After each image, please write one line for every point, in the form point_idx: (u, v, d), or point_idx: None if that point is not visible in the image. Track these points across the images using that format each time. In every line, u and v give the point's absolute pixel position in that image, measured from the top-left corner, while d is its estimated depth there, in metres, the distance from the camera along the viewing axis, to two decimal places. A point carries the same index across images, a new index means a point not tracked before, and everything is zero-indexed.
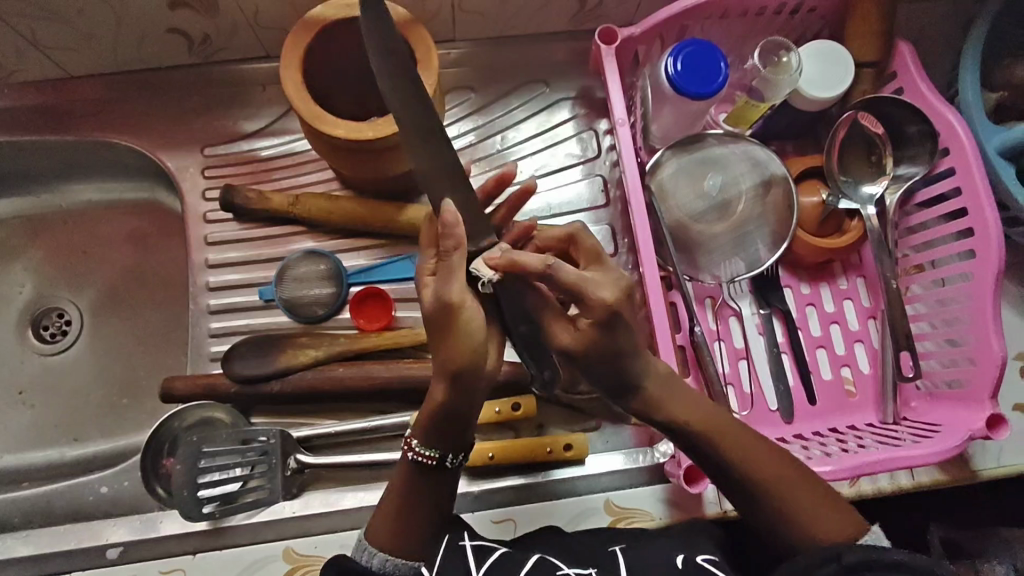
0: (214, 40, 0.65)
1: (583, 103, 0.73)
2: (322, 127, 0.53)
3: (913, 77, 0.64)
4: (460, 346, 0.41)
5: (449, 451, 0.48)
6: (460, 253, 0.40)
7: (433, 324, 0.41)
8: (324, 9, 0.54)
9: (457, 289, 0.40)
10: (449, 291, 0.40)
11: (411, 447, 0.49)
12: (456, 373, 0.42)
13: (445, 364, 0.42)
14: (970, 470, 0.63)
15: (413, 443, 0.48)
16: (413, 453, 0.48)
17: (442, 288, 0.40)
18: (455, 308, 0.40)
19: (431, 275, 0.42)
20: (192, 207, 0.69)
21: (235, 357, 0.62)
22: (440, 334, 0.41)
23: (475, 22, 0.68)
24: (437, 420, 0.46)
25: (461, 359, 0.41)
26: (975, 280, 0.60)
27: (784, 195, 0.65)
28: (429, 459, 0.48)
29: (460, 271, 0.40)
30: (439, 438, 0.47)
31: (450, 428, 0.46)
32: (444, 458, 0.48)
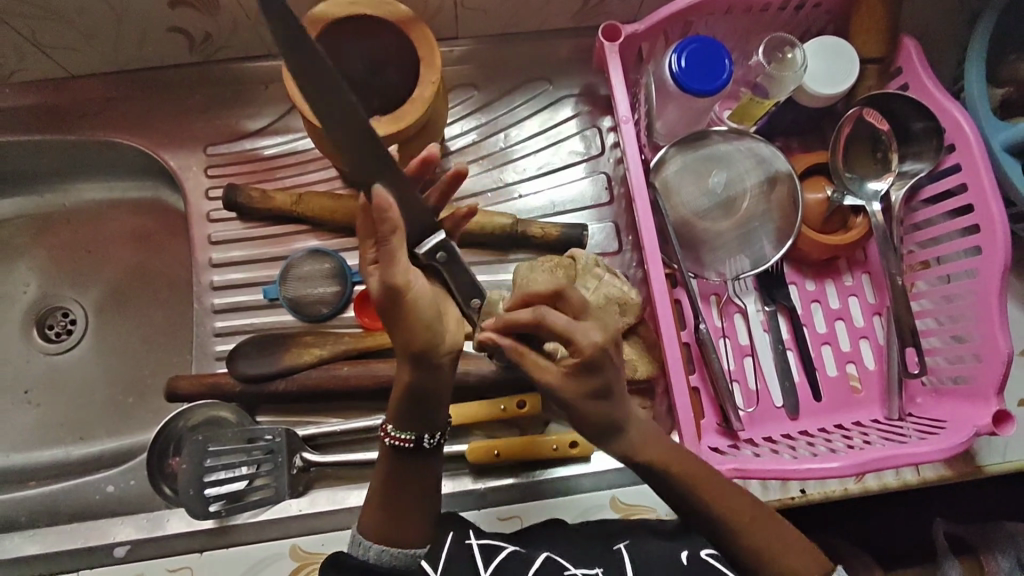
0: (216, 39, 0.65)
1: (587, 100, 0.73)
2: (326, 126, 0.53)
3: (919, 73, 0.63)
4: (424, 331, 0.41)
5: (426, 432, 0.48)
6: (399, 236, 0.37)
7: (385, 310, 0.40)
8: (325, 7, 0.53)
9: (402, 275, 0.38)
10: (397, 279, 0.38)
11: (387, 432, 0.48)
12: (420, 355, 0.43)
13: (408, 344, 0.42)
14: (975, 465, 0.63)
15: (390, 428, 0.48)
16: (389, 437, 0.48)
17: (388, 278, 0.38)
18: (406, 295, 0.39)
19: (372, 263, 0.39)
20: (195, 206, 0.68)
21: (240, 356, 0.62)
22: (394, 319, 0.40)
23: (477, 19, 0.68)
24: (409, 399, 0.46)
25: (421, 340, 0.42)
26: (981, 277, 0.60)
27: (788, 191, 0.65)
28: (406, 442, 0.48)
29: (402, 255, 0.38)
30: (410, 417, 0.47)
31: (420, 406, 0.47)
32: (421, 439, 0.48)
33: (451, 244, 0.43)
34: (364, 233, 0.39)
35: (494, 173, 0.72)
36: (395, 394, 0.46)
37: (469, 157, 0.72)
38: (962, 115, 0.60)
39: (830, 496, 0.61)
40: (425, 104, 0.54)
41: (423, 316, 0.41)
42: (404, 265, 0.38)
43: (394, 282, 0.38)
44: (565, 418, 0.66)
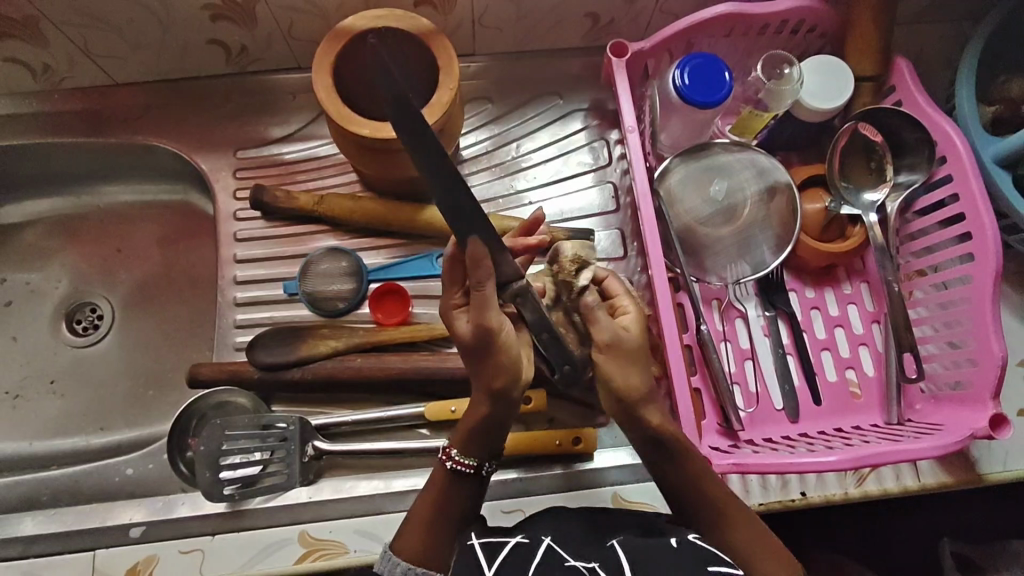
0: (250, 51, 0.70)
1: (595, 114, 0.77)
2: (349, 126, 0.57)
3: (911, 91, 0.66)
4: (504, 377, 0.45)
5: (486, 460, 0.51)
6: (493, 283, 0.43)
7: (464, 350, 0.45)
8: (354, 20, 0.58)
9: (489, 318, 0.43)
10: (482, 320, 0.43)
11: (448, 455, 0.51)
12: (499, 391, 0.46)
13: (485, 382, 0.46)
14: (976, 473, 0.63)
15: (453, 452, 0.51)
16: (452, 462, 0.51)
17: (479, 321, 0.43)
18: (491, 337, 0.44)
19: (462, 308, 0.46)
20: (223, 206, 0.72)
21: (259, 346, 0.65)
22: (480, 360, 0.45)
23: (492, 37, 0.73)
24: (485, 428, 0.49)
25: (502, 377, 0.45)
26: (975, 283, 0.62)
27: (787, 202, 0.68)
28: (468, 467, 0.51)
29: (493, 302, 0.43)
30: (478, 447, 0.50)
31: (492, 439, 0.50)
32: (481, 466, 0.51)
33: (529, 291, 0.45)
34: (452, 284, 0.46)
35: (506, 181, 0.75)
36: (467, 425, 0.50)
37: (483, 165, 0.75)
38: (952, 129, 0.63)
39: (831, 499, 0.62)
40: (442, 108, 0.58)
41: (497, 354, 0.44)
42: (493, 310, 0.43)
43: (483, 327, 0.43)
44: (569, 414, 0.67)
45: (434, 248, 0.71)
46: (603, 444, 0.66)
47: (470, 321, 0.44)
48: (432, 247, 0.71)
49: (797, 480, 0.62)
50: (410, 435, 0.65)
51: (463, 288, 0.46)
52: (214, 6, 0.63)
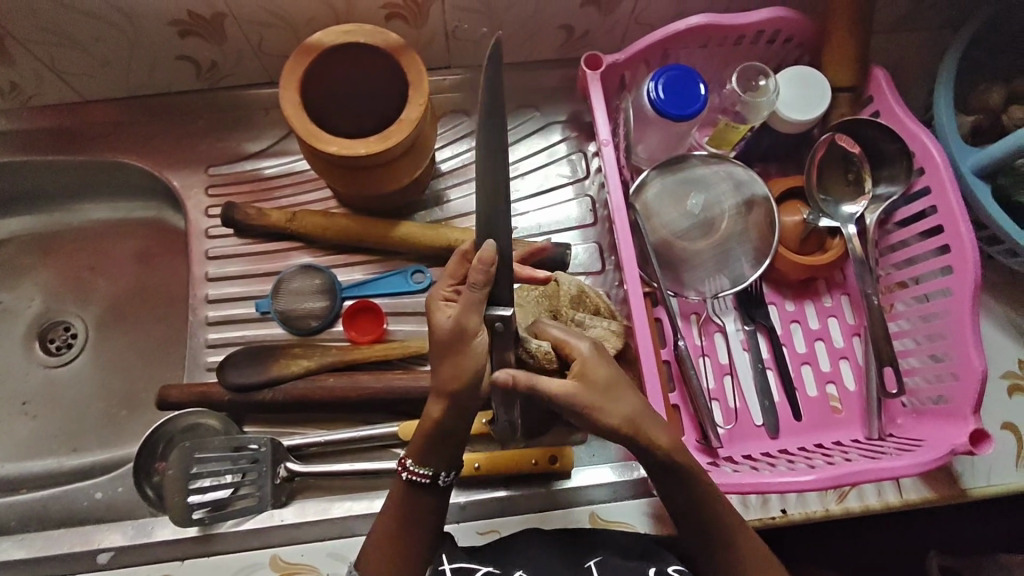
0: (221, 67, 0.69)
1: (573, 126, 0.76)
2: (317, 144, 0.55)
3: (888, 102, 0.65)
4: (459, 380, 0.44)
5: (443, 468, 0.49)
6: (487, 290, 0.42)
7: (432, 342, 0.45)
8: (321, 36, 0.57)
9: (469, 322, 0.43)
10: (460, 321, 0.43)
11: (405, 466, 0.50)
12: (452, 394, 0.45)
13: (443, 382, 0.45)
14: (960, 488, 0.62)
15: (408, 462, 0.49)
16: (407, 472, 0.49)
17: (462, 319, 0.43)
18: (466, 337, 0.43)
19: (445, 302, 0.44)
20: (195, 223, 0.71)
21: (229, 366, 0.64)
22: (442, 356, 0.44)
23: (467, 50, 0.72)
24: (439, 434, 0.47)
25: (458, 380, 0.44)
26: (954, 296, 0.61)
27: (765, 214, 0.67)
28: (423, 477, 0.49)
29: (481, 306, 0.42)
30: (432, 455, 0.48)
31: (444, 448, 0.48)
32: (437, 476, 0.49)
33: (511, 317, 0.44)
34: (449, 276, 0.45)
35: None
36: (421, 430, 0.48)
37: (459, 178, 0.75)
38: (929, 140, 0.62)
39: (811, 517, 0.61)
40: (410, 124, 0.57)
41: (461, 359, 0.44)
42: (480, 315, 0.43)
43: (463, 326, 0.43)
44: (547, 432, 0.66)
45: (409, 264, 0.70)
46: (580, 462, 0.65)
47: (450, 316, 0.43)
48: (408, 263, 0.70)
49: (776, 498, 0.61)
50: (384, 455, 0.64)
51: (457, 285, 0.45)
52: (181, 22, 0.62)
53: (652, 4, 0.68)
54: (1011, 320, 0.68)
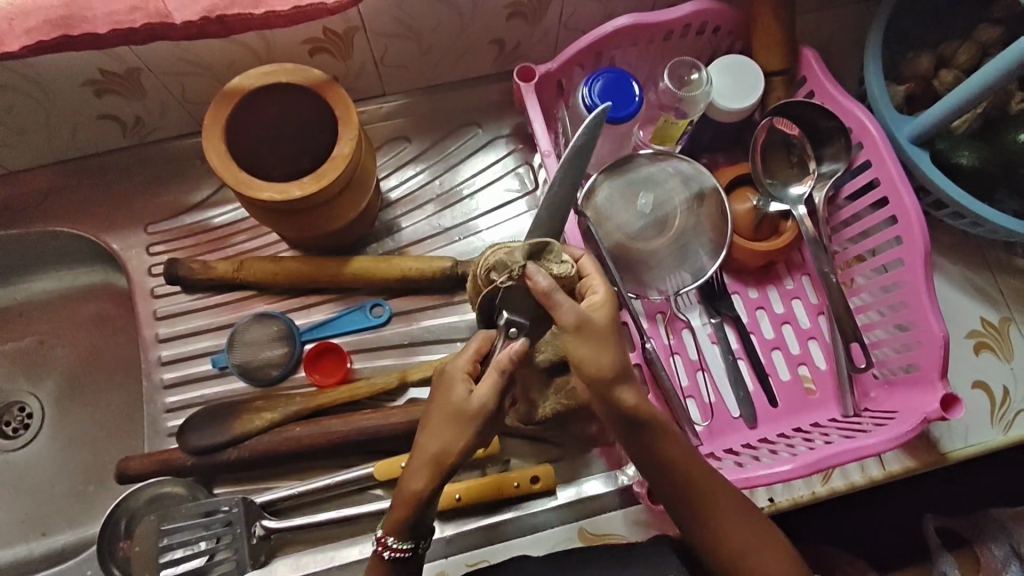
0: (147, 121, 0.67)
1: (517, 138, 0.75)
2: (249, 192, 0.54)
3: (821, 80, 0.66)
4: (460, 449, 0.42)
5: (422, 539, 0.46)
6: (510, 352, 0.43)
7: (439, 411, 0.43)
8: (242, 80, 0.56)
9: (489, 407, 0.42)
10: (480, 402, 0.42)
11: (383, 543, 0.45)
12: (443, 465, 0.43)
13: (436, 452, 0.43)
14: (941, 453, 0.63)
15: (389, 541, 0.45)
16: (388, 550, 0.45)
17: (487, 394, 0.42)
18: (484, 416, 0.42)
19: (465, 379, 0.43)
20: (140, 284, 0.69)
21: (190, 429, 0.62)
22: (445, 428, 0.42)
23: (399, 75, 0.71)
24: (419, 508, 0.44)
25: (460, 449, 0.42)
26: (908, 265, 0.62)
27: (716, 205, 0.67)
28: (401, 552, 0.45)
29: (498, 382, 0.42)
30: (415, 530, 0.45)
31: (427, 519, 0.45)
32: (417, 547, 0.46)
33: (524, 320, 0.46)
34: (473, 352, 0.45)
35: (435, 218, 0.73)
36: (400, 508, 0.44)
37: (408, 205, 0.73)
38: (863, 114, 0.63)
39: (799, 502, 0.61)
40: (344, 160, 0.55)
41: (463, 435, 0.42)
42: (501, 400, 0.43)
43: (487, 403, 0.42)
44: (526, 453, 0.65)
45: (367, 298, 0.68)
46: (564, 478, 0.64)
47: (477, 394, 0.42)
48: (366, 298, 0.68)
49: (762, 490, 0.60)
50: (362, 499, 0.62)
51: (478, 359, 0.45)
52: (96, 81, 0.60)
53: (578, 10, 0.67)
54: (967, 280, 0.69)
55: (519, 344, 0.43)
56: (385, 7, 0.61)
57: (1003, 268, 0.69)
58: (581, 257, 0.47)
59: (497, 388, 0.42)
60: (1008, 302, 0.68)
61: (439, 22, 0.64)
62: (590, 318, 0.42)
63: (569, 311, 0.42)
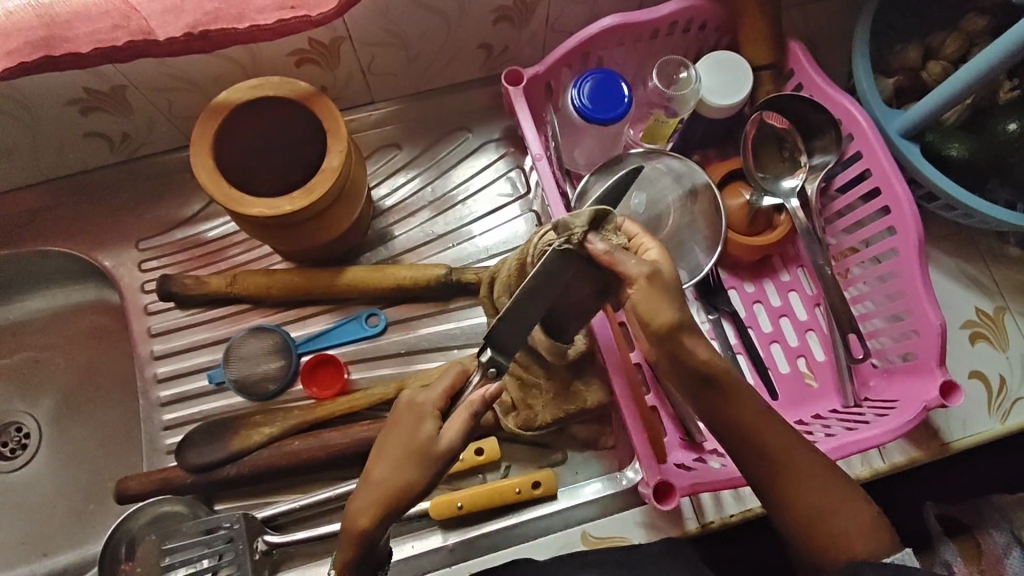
0: (134, 137, 0.67)
1: (508, 141, 0.75)
2: (238, 208, 0.53)
3: (809, 73, 0.66)
4: (414, 488, 0.43)
5: (367, 574, 0.47)
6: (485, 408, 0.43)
7: (404, 444, 0.43)
8: (228, 94, 0.55)
9: (455, 449, 0.43)
10: (447, 442, 0.43)
11: None
12: (393, 502, 0.43)
13: (388, 487, 0.43)
14: (942, 442, 0.63)
15: None
16: None
17: (452, 438, 0.43)
18: (447, 457, 0.43)
19: (433, 418, 0.44)
20: (133, 301, 0.69)
21: (189, 447, 0.61)
22: (404, 461, 0.43)
23: (387, 82, 0.71)
24: (364, 544, 0.44)
25: (412, 489, 0.43)
26: (902, 255, 0.62)
27: (710, 201, 0.67)
28: None
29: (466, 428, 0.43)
30: (362, 566, 0.46)
31: (373, 554, 0.46)
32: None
33: (504, 361, 0.44)
34: (445, 390, 0.45)
35: (428, 225, 0.73)
36: (348, 545, 0.44)
37: (401, 213, 0.73)
38: (853, 106, 0.63)
39: None
40: (333, 172, 0.55)
41: (423, 471, 0.43)
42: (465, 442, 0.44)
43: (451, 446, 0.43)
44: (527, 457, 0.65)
45: (363, 308, 0.68)
46: (566, 482, 0.64)
47: (445, 436, 0.43)
48: (361, 308, 0.68)
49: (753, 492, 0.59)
50: None
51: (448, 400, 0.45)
52: (81, 99, 0.60)
53: (565, 11, 0.67)
54: (961, 269, 0.69)
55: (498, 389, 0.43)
56: (369, 16, 0.60)
57: (997, 256, 0.69)
58: (624, 221, 0.46)
59: (463, 432, 0.43)
60: (1002, 291, 0.68)
61: (425, 29, 0.64)
62: (659, 269, 0.43)
63: (636, 266, 0.42)
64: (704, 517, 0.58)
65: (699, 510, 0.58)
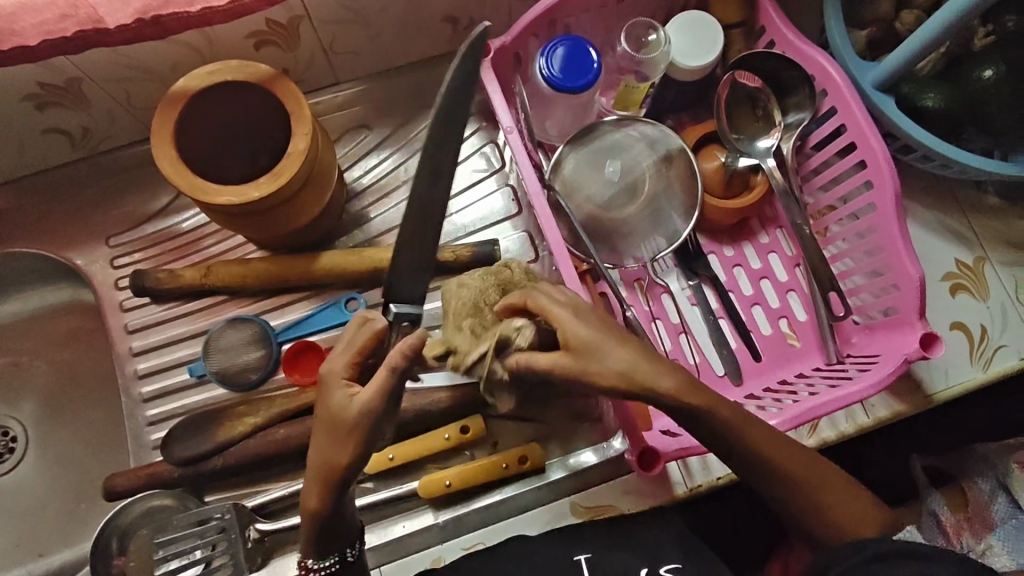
0: (95, 132, 0.65)
1: (479, 115, 0.73)
2: (205, 198, 0.52)
3: (781, 29, 0.65)
4: (346, 454, 0.44)
5: (339, 553, 0.50)
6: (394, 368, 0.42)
7: (325, 421, 0.44)
8: (186, 81, 0.54)
9: (367, 413, 0.43)
10: (358, 406, 0.43)
11: (306, 566, 0.51)
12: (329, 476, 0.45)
13: (323, 461, 0.45)
14: (925, 394, 0.63)
15: (308, 563, 0.50)
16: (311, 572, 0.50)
17: (364, 404, 0.43)
18: (360, 421, 0.43)
19: (346, 382, 0.44)
20: (107, 298, 0.68)
21: (174, 441, 0.61)
22: (331, 434, 0.44)
23: (351, 61, 0.69)
24: (321, 522, 0.47)
25: (347, 456, 0.44)
26: (879, 210, 0.62)
27: (685, 165, 0.66)
28: (327, 567, 0.50)
29: (380, 388, 0.43)
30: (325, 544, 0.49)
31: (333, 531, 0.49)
32: (343, 556, 0.51)
33: (414, 313, 0.48)
34: (353, 351, 0.45)
35: (402, 205, 0.72)
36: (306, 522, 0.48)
37: (373, 195, 0.72)
38: (824, 59, 0.62)
39: None
40: (300, 156, 0.54)
41: (345, 446, 0.44)
42: (384, 404, 0.43)
43: (366, 413, 0.43)
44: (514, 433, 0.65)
45: (341, 293, 0.67)
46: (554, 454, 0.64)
47: (355, 403, 0.43)
48: (341, 292, 0.67)
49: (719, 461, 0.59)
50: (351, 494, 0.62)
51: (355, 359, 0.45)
52: (36, 94, 0.58)
53: None
54: (941, 222, 0.68)
55: (411, 339, 0.42)
56: None
57: (975, 208, 0.69)
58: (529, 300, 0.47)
59: (375, 394, 0.43)
60: (981, 241, 0.68)
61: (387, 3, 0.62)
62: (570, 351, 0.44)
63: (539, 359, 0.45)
64: (692, 481, 0.59)
65: (686, 475, 0.59)
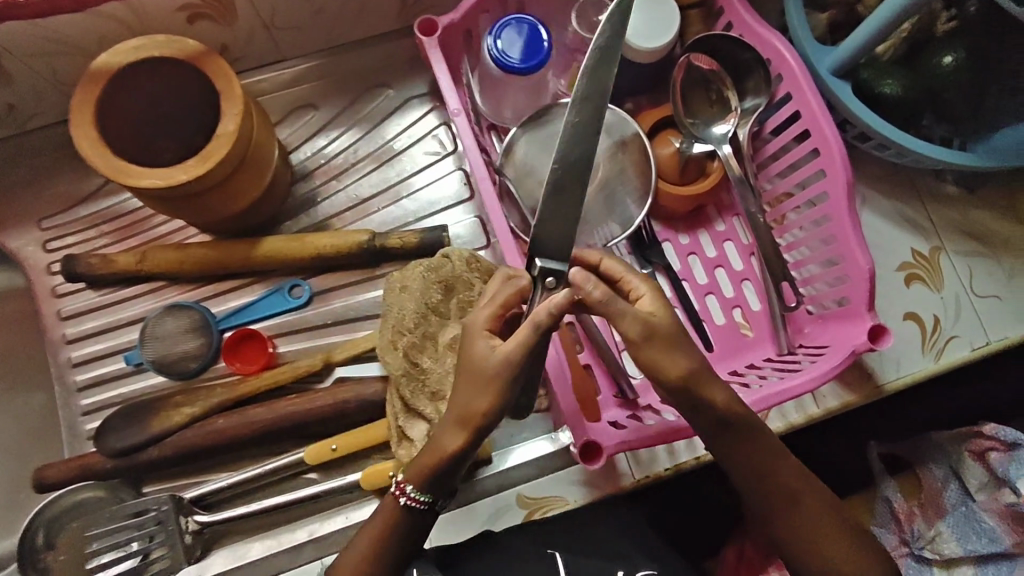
0: (21, 108, 0.62)
1: (431, 95, 0.71)
2: (129, 180, 0.50)
3: (739, 12, 0.63)
4: (488, 396, 0.42)
5: (440, 494, 0.47)
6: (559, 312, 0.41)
7: (467, 368, 0.43)
8: (108, 57, 0.51)
9: (514, 358, 0.42)
10: (505, 353, 0.42)
11: (401, 490, 0.46)
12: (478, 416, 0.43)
13: (465, 408, 0.43)
14: (875, 385, 0.63)
15: (406, 487, 0.46)
16: (404, 497, 0.46)
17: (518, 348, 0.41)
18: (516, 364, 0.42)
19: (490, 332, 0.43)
20: (39, 283, 0.65)
21: (107, 431, 0.60)
22: (472, 380, 0.43)
23: (296, 38, 0.66)
24: (446, 465, 0.45)
25: (488, 397, 0.42)
26: (832, 199, 0.60)
27: (639, 151, 0.64)
28: (418, 503, 0.47)
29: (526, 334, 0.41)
30: (435, 485, 0.46)
31: (445, 475, 0.46)
32: (434, 501, 0.47)
33: (561, 267, 0.43)
34: (497, 305, 0.44)
35: (350, 188, 0.69)
36: (427, 459, 0.45)
37: (320, 178, 0.69)
38: (781, 45, 0.61)
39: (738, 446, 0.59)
40: (230, 136, 0.51)
41: (485, 392, 0.42)
42: (528, 355, 0.42)
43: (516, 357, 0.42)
44: None
45: (285, 279, 0.65)
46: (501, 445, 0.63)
47: (508, 345, 0.42)
48: (285, 279, 0.65)
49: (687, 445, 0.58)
50: (293, 485, 0.61)
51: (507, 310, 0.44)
52: None
53: None
54: (898, 211, 0.68)
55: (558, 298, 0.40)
56: None
57: (934, 196, 0.68)
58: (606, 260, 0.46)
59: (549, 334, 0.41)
60: (938, 231, 0.67)
61: None
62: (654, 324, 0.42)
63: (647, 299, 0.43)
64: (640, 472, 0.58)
65: (635, 464, 0.58)
